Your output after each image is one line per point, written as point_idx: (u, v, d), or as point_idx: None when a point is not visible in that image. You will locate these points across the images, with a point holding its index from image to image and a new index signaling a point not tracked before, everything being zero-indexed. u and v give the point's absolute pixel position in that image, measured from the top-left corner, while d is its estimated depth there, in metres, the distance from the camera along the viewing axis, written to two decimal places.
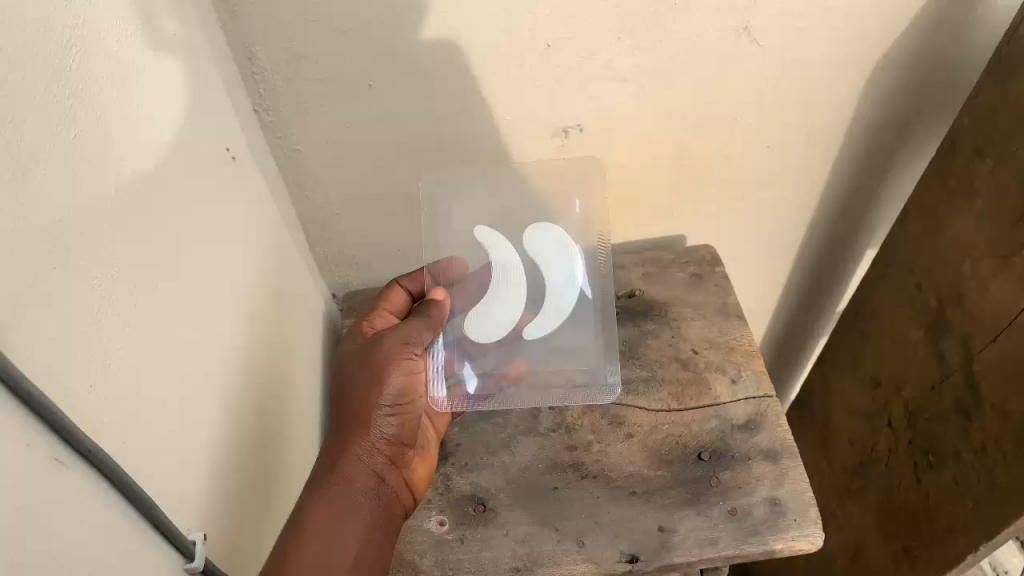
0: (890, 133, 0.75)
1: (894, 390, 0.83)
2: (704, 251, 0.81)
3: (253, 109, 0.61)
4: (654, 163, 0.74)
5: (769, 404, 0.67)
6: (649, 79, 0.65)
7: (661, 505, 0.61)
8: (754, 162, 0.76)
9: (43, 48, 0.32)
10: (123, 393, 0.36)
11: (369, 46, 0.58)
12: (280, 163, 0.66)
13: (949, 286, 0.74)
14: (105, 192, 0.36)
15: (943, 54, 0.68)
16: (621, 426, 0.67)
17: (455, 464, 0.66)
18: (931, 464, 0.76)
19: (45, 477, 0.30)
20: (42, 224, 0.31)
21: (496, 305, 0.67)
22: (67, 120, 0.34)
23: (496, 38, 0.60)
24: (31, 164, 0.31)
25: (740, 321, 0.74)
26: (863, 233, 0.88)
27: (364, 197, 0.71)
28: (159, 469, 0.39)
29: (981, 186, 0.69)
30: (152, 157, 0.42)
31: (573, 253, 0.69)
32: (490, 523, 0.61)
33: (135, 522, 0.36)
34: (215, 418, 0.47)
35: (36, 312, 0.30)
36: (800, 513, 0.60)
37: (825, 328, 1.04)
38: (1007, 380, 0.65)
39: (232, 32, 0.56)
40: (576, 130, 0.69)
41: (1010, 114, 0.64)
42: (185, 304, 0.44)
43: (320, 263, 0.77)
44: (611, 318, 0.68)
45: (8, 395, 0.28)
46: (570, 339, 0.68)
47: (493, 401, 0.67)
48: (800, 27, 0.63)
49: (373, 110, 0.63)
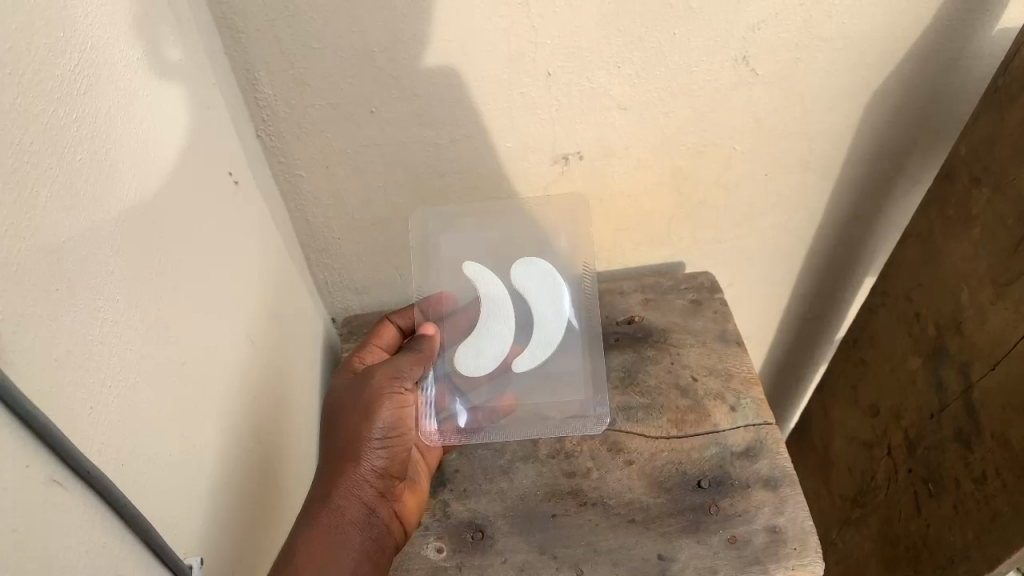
0: (886, 162, 0.76)
1: (893, 419, 0.83)
2: (702, 278, 0.81)
3: (255, 134, 0.62)
4: (653, 190, 0.75)
5: (768, 430, 0.67)
6: (648, 108, 0.66)
7: (661, 532, 0.61)
8: (752, 189, 0.76)
9: (51, 71, 0.33)
10: (122, 414, 0.36)
11: (372, 73, 0.59)
12: (281, 187, 0.66)
13: (947, 314, 0.74)
14: (107, 214, 0.36)
15: (940, 84, 0.69)
16: (621, 452, 0.66)
17: (454, 490, 0.65)
18: (931, 493, 0.76)
19: (43, 500, 0.29)
20: (44, 245, 0.31)
21: (484, 338, 0.68)
22: (70, 143, 0.34)
23: (499, 66, 0.60)
24: (35, 185, 0.31)
25: (739, 348, 0.74)
26: (861, 260, 0.88)
27: (364, 222, 0.71)
28: (159, 491, 0.39)
29: (978, 215, 0.69)
30: (155, 180, 0.42)
31: (557, 282, 0.70)
32: (488, 550, 0.61)
33: (131, 544, 0.36)
34: (214, 440, 0.47)
35: (38, 331, 0.30)
36: (800, 541, 0.59)
37: (824, 356, 1.04)
38: (1006, 409, 0.65)
39: (235, 58, 0.56)
40: (576, 156, 0.70)
41: (1006, 144, 0.65)
42: (186, 327, 0.44)
43: (320, 287, 0.77)
44: (598, 344, 0.69)
45: (9, 415, 0.28)
46: (560, 366, 0.69)
47: (485, 435, 0.67)
48: (797, 57, 0.64)
49: (375, 136, 0.64)
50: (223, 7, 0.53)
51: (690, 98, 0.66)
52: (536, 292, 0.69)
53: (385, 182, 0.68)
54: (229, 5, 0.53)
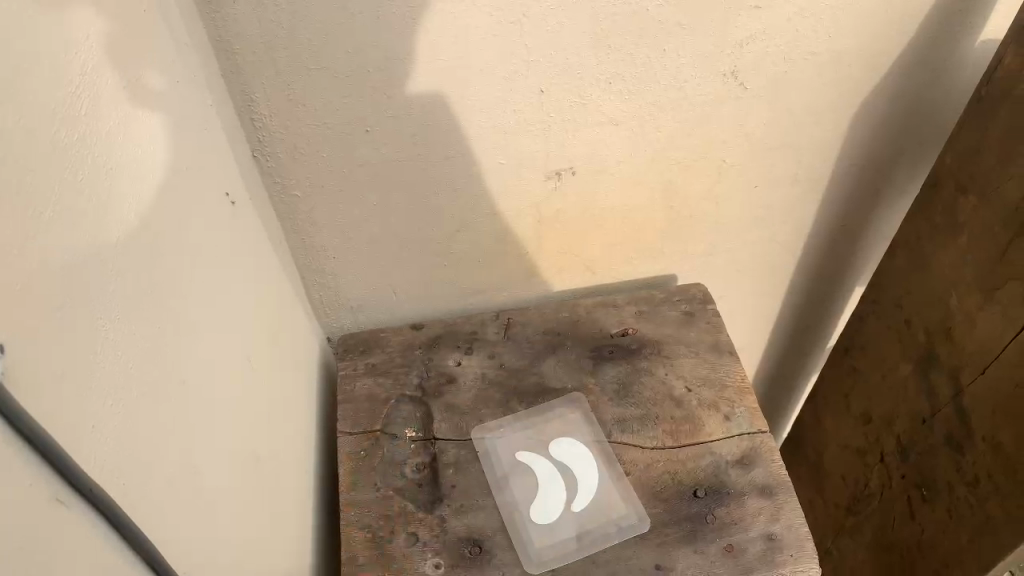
0: (874, 171, 0.77)
1: (886, 425, 0.84)
2: (695, 289, 0.81)
3: (251, 154, 0.62)
4: (645, 205, 0.76)
5: (762, 439, 0.68)
6: (639, 123, 0.67)
7: (659, 542, 0.61)
8: (743, 202, 0.78)
9: (54, 96, 0.34)
10: (127, 433, 0.36)
11: (367, 93, 0.60)
12: (277, 208, 0.67)
13: (936, 322, 0.75)
14: (108, 238, 0.37)
15: (923, 96, 0.70)
16: (616, 462, 0.67)
17: (451, 505, 0.64)
18: (924, 498, 0.76)
19: (48, 518, 0.29)
20: (48, 266, 0.31)
21: (539, 508, 0.65)
22: (73, 166, 0.35)
23: (490, 86, 0.61)
24: (40, 209, 0.31)
25: (732, 358, 0.75)
26: (852, 269, 0.89)
27: (359, 240, 0.72)
28: (164, 508, 0.39)
29: (964, 223, 0.70)
30: (154, 200, 0.43)
31: (564, 431, 0.70)
32: (488, 564, 0.61)
33: (137, 565, 0.36)
34: (216, 460, 0.47)
35: (42, 350, 0.30)
36: (797, 549, 0.60)
37: (817, 364, 1.05)
38: (996, 413, 0.65)
39: (231, 79, 0.57)
40: (568, 172, 0.70)
41: (989, 153, 0.66)
42: (186, 344, 0.45)
43: (316, 307, 0.77)
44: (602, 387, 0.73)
45: (14, 434, 0.28)
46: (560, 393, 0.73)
47: (579, 532, 0.63)
48: (783, 71, 0.65)
49: (369, 154, 0.64)
50: (220, 30, 0.54)
51: (679, 112, 0.67)
52: (566, 465, 0.68)
53: (379, 200, 0.69)
54: (226, 28, 0.54)
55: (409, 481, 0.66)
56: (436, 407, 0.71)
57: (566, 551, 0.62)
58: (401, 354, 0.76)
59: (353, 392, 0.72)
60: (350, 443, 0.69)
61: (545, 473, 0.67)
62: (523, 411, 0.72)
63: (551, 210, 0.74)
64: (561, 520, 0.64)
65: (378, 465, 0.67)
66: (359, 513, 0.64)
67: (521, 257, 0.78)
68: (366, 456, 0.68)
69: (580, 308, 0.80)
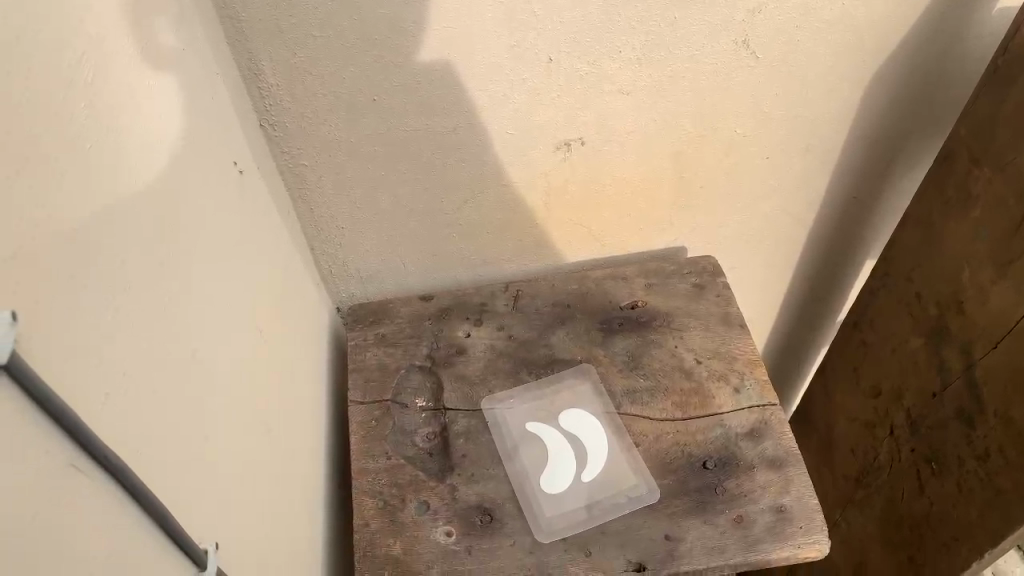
0: (886, 143, 0.76)
1: (895, 399, 0.84)
2: (705, 262, 0.81)
3: (259, 124, 0.62)
4: (655, 176, 0.75)
5: (772, 411, 0.68)
6: (649, 92, 0.66)
7: (668, 513, 0.61)
8: (754, 174, 0.77)
9: (61, 59, 0.33)
10: (139, 401, 0.36)
11: (375, 61, 0.59)
12: (286, 177, 0.66)
13: (948, 295, 0.75)
14: (118, 204, 0.37)
15: (938, 65, 0.69)
16: (626, 434, 0.67)
17: (461, 475, 0.65)
18: (934, 471, 0.76)
19: (62, 485, 0.29)
20: (58, 230, 0.31)
21: (549, 479, 0.65)
22: (81, 132, 0.34)
23: (499, 54, 0.61)
24: (49, 173, 0.31)
25: (742, 331, 0.74)
26: (862, 242, 0.89)
27: (368, 211, 0.71)
28: (178, 478, 0.39)
29: (979, 194, 0.70)
30: (162, 167, 0.43)
31: (574, 403, 0.70)
32: (498, 534, 0.61)
33: (151, 531, 0.35)
34: (227, 430, 0.47)
35: (54, 316, 0.30)
36: (806, 520, 0.60)
37: (826, 338, 1.05)
38: (1009, 386, 0.65)
39: (238, 47, 0.56)
40: (578, 143, 0.70)
41: (1006, 123, 0.66)
42: (196, 313, 0.45)
43: (325, 277, 0.77)
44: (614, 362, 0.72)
45: (26, 401, 0.27)
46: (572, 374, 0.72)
47: (589, 503, 0.63)
48: (797, 39, 0.64)
49: (377, 124, 0.64)
50: None
51: (691, 82, 0.66)
52: (576, 437, 0.68)
53: (388, 170, 0.68)
54: None
55: (420, 450, 0.66)
56: (446, 378, 0.72)
57: (576, 522, 0.62)
58: (410, 325, 0.76)
59: (363, 362, 0.73)
60: (360, 412, 0.69)
61: (555, 443, 0.68)
62: (533, 382, 0.72)
63: (561, 181, 0.73)
64: (571, 491, 0.64)
65: (390, 434, 0.67)
66: (371, 479, 0.64)
67: (530, 228, 0.78)
68: (377, 424, 0.68)
69: (589, 279, 0.80)
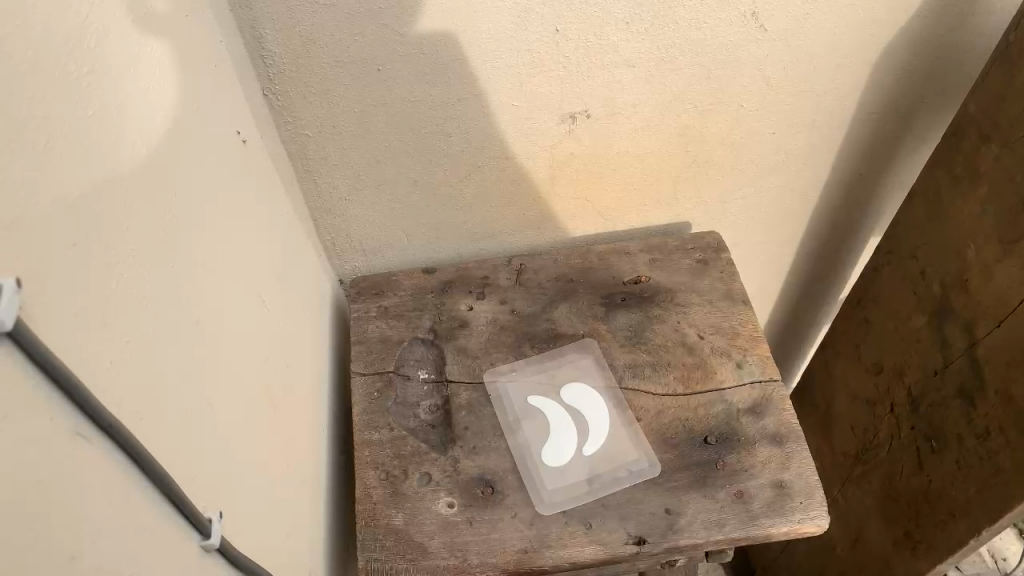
0: (894, 121, 0.76)
1: (896, 376, 0.84)
2: (709, 238, 0.80)
3: (263, 94, 0.61)
4: (660, 150, 0.75)
5: (774, 387, 0.68)
6: (654, 65, 0.66)
7: (669, 488, 0.62)
8: (759, 150, 0.76)
9: (64, 25, 0.33)
10: (144, 372, 0.36)
11: (379, 31, 0.58)
12: (288, 148, 0.66)
13: (953, 273, 0.74)
14: (122, 172, 0.36)
15: (948, 42, 0.68)
16: (628, 409, 0.68)
17: (463, 447, 0.65)
18: (933, 449, 0.76)
19: (67, 453, 0.29)
20: (62, 199, 0.31)
21: (550, 453, 0.65)
22: (82, 98, 0.34)
23: (504, 25, 0.60)
24: (53, 142, 0.31)
25: (745, 307, 0.74)
26: (866, 221, 0.88)
27: (371, 184, 0.71)
28: (182, 449, 0.39)
29: (986, 172, 0.69)
30: (165, 137, 0.42)
31: (576, 377, 0.70)
32: (498, 505, 0.61)
33: (156, 501, 0.35)
34: (231, 400, 0.47)
35: (60, 284, 0.30)
36: (805, 496, 0.61)
37: (827, 315, 1.05)
38: (1011, 365, 0.65)
39: (242, 15, 0.56)
40: (583, 116, 0.69)
41: (1016, 100, 0.65)
42: (200, 282, 0.45)
43: (328, 249, 0.77)
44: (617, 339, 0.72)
45: (34, 368, 0.27)
46: (575, 351, 0.72)
47: (590, 476, 0.63)
48: (806, 13, 0.64)
49: (382, 95, 0.63)
50: None
51: (697, 56, 0.65)
52: (578, 411, 0.68)
53: (392, 143, 0.68)
54: None
55: (422, 422, 0.66)
56: (448, 350, 0.72)
57: (577, 494, 0.62)
58: (412, 298, 0.76)
59: (366, 334, 0.73)
60: (362, 383, 0.69)
61: (557, 417, 0.68)
62: (535, 355, 0.72)
63: (564, 155, 0.73)
64: (572, 464, 0.64)
65: (392, 406, 0.67)
66: (373, 450, 0.64)
67: (532, 203, 0.77)
68: (379, 396, 0.68)
69: (592, 253, 0.80)
